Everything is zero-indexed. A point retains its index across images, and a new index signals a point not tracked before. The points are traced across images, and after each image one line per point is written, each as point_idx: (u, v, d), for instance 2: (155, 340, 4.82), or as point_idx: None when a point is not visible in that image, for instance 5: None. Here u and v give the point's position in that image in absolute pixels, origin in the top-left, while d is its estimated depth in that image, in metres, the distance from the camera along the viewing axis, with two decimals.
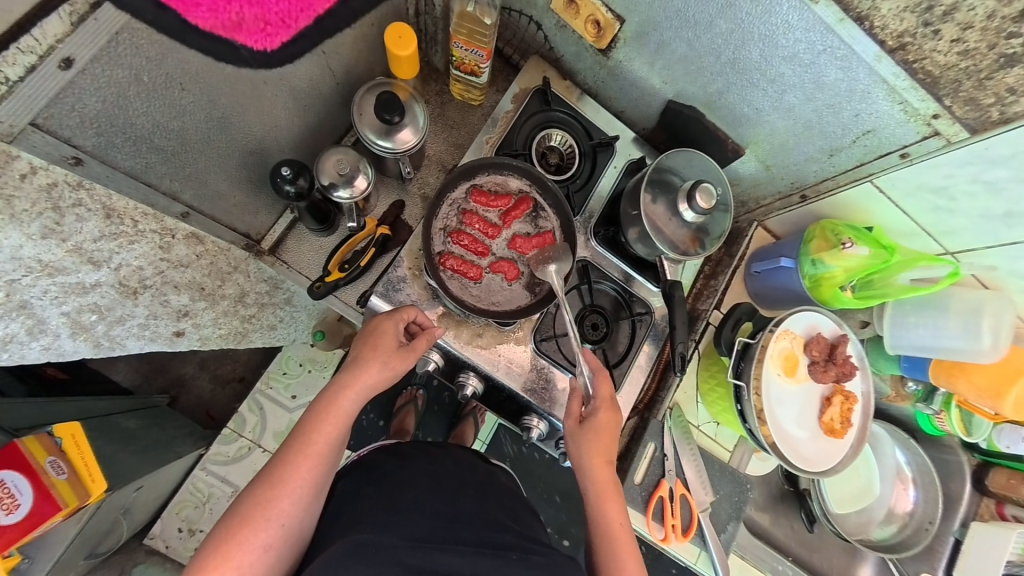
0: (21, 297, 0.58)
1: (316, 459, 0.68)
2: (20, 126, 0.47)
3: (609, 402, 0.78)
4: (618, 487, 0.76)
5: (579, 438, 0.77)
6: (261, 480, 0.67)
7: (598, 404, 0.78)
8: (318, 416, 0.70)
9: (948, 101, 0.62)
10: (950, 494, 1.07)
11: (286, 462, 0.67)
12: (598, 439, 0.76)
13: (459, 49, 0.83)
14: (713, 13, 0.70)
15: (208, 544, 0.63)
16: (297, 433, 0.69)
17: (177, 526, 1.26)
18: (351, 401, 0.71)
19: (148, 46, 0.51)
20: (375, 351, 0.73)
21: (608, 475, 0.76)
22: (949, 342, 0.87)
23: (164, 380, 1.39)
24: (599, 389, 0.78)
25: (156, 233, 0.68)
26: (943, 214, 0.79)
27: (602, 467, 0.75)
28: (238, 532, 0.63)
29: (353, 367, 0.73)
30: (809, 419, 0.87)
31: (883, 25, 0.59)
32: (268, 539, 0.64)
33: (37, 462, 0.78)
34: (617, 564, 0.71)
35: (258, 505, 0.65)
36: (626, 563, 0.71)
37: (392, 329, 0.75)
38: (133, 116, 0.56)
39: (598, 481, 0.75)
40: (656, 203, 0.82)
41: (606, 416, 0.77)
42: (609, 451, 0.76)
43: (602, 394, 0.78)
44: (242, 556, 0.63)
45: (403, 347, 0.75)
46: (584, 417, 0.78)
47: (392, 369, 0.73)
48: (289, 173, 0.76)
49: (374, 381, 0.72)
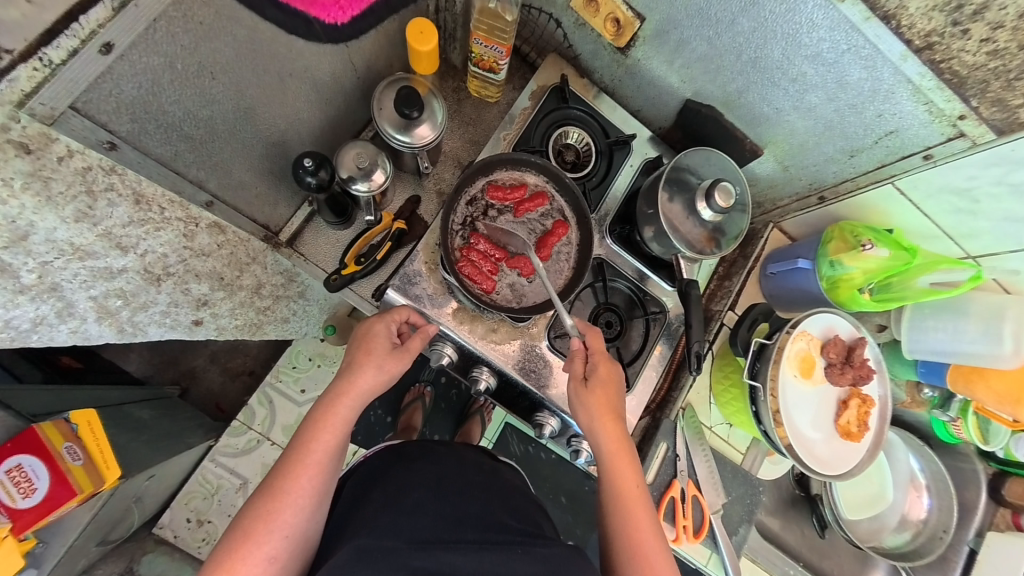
0: (53, 279, 0.58)
1: (314, 468, 0.69)
2: (60, 110, 0.49)
3: (606, 356, 0.78)
4: (628, 445, 0.76)
5: (585, 397, 0.76)
6: (261, 494, 0.67)
7: (596, 361, 0.77)
8: (315, 425, 0.71)
9: (975, 102, 0.62)
10: (965, 502, 1.05)
11: (285, 473, 0.68)
12: (602, 396, 0.76)
13: (479, 45, 0.84)
14: (735, 11, 0.70)
15: (214, 560, 0.64)
16: (296, 442, 0.70)
17: (186, 516, 1.27)
18: (348, 407, 0.72)
19: (182, 34, 0.53)
20: (369, 355, 0.75)
21: (617, 431, 0.75)
22: (968, 346, 0.86)
23: (176, 372, 1.40)
24: (593, 345, 0.78)
25: (181, 221, 0.69)
26: (965, 216, 0.78)
27: (608, 423, 0.75)
28: (242, 546, 0.64)
29: (348, 373, 0.74)
30: (824, 421, 0.86)
31: (911, 24, 0.58)
32: (272, 551, 0.65)
33: (54, 447, 0.79)
34: (627, 517, 0.72)
35: (260, 518, 0.65)
36: (636, 514, 0.72)
37: (385, 331, 0.77)
38: (165, 104, 0.58)
39: (607, 439, 0.75)
40: (672, 202, 0.82)
41: (607, 370, 0.77)
42: (613, 406, 0.76)
43: (597, 350, 0.78)
44: (247, 571, 0.63)
45: (397, 349, 0.76)
46: (585, 375, 0.77)
47: (388, 372, 0.75)
48: (310, 164, 0.77)
49: (370, 384, 0.73)
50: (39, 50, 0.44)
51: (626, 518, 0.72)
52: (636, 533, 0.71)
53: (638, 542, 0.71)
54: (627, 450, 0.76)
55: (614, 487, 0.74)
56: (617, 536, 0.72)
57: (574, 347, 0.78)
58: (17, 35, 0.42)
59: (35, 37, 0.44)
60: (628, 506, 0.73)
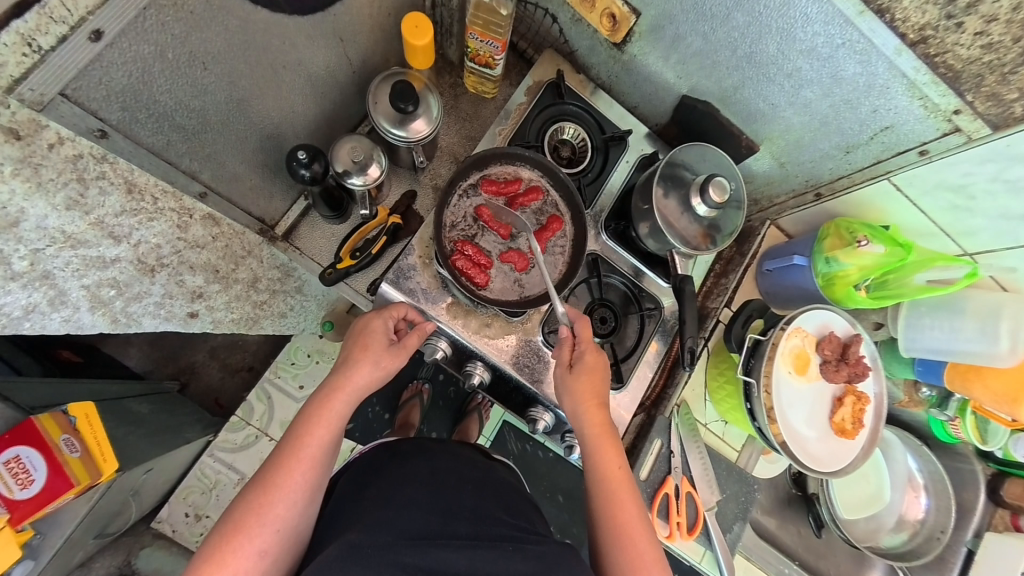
0: (45, 266, 0.58)
1: (308, 462, 0.69)
2: (49, 95, 0.49)
3: (594, 345, 0.78)
4: (612, 430, 0.76)
5: (568, 380, 0.76)
6: (254, 487, 0.67)
7: (582, 348, 0.77)
8: (309, 419, 0.71)
9: (970, 96, 0.61)
10: (963, 503, 1.04)
11: (279, 467, 0.68)
12: (590, 383, 0.76)
13: (474, 40, 0.84)
14: (730, 6, 0.70)
15: (203, 553, 0.63)
16: (290, 436, 0.70)
17: (184, 511, 1.27)
18: (342, 402, 0.72)
19: (172, 23, 0.55)
20: (367, 350, 0.75)
21: (601, 415, 0.75)
22: (964, 345, 0.86)
23: (175, 367, 1.41)
24: (583, 333, 0.77)
25: (174, 212, 0.69)
26: (962, 213, 0.78)
27: (594, 410, 0.75)
28: (232, 539, 0.63)
29: (344, 368, 0.74)
30: (819, 419, 0.85)
31: (905, 17, 0.58)
32: (264, 545, 0.64)
33: (51, 438, 0.79)
34: (612, 498, 0.72)
35: (252, 512, 0.65)
36: (624, 502, 0.72)
37: (381, 327, 0.77)
38: (157, 93, 0.59)
39: (592, 426, 0.75)
40: (668, 198, 0.82)
41: (593, 357, 0.77)
42: (597, 390, 0.76)
43: (584, 337, 0.77)
44: (237, 564, 0.62)
45: (393, 346, 0.77)
46: (572, 361, 0.77)
47: (384, 368, 0.75)
48: (304, 156, 0.78)
49: (366, 380, 0.74)
50: (20, 26, 0.45)
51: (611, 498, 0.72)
52: (623, 522, 0.71)
53: (627, 532, 0.70)
54: (611, 433, 0.76)
55: (598, 468, 0.74)
56: (603, 518, 0.72)
57: (563, 334, 0.78)
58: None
59: (11, 6, 0.43)
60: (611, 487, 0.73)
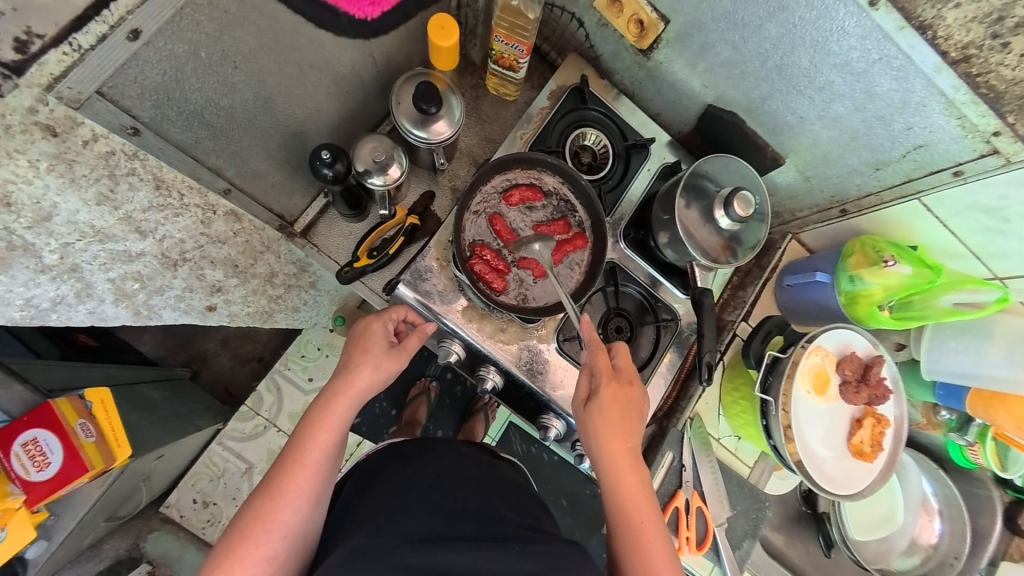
0: (73, 260, 0.60)
1: (312, 467, 0.69)
2: (87, 94, 0.53)
3: (611, 374, 0.72)
4: (637, 469, 0.72)
5: (587, 416, 0.72)
6: (259, 494, 0.67)
7: (598, 379, 0.72)
8: (311, 425, 0.71)
9: (1011, 118, 0.59)
10: (978, 530, 1.02)
11: (283, 473, 0.68)
12: (607, 420, 0.71)
13: (499, 43, 0.83)
14: (763, 16, 0.69)
15: (213, 560, 0.64)
16: (293, 443, 0.70)
17: (192, 498, 1.29)
18: (344, 407, 0.72)
19: (207, 22, 0.58)
20: (366, 354, 0.75)
21: (621, 453, 0.71)
22: (990, 370, 0.84)
23: (187, 355, 1.42)
24: (596, 363, 0.73)
25: (198, 208, 0.70)
26: (994, 236, 0.76)
27: (614, 450, 0.71)
28: (240, 546, 0.64)
29: (345, 372, 0.74)
30: (835, 439, 0.84)
31: (948, 35, 0.56)
32: (271, 550, 0.65)
33: (69, 423, 0.80)
34: (634, 543, 0.68)
35: (258, 519, 0.65)
36: (649, 549, 0.68)
37: (381, 330, 0.77)
38: (188, 91, 0.62)
39: (609, 464, 0.71)
40: (689, 209, 0.81)
41: (610, 391, 0.71)
42: (621, 429, 0.71)
43: (600, 368, 0.72)
44: (246, 570, 0.63)
45: (394, 348, 0.76)
46: (589, 397, 0.73)
47: (385, 371, 0.75)
48: (327, 156, 0.78)
49: (367, 383, 0.73)
50: (67, 37, 0.51)
51: (631, 535, 0.69)
52: (647, 561, 0.67)
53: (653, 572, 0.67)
54: (638, 476, 0.71)
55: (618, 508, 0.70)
56: (625, 560, 0.69)
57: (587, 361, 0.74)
58: (47, 20, 0.49)
59: (66, 23, 0.50)
60: (633, 527, 0.69)
